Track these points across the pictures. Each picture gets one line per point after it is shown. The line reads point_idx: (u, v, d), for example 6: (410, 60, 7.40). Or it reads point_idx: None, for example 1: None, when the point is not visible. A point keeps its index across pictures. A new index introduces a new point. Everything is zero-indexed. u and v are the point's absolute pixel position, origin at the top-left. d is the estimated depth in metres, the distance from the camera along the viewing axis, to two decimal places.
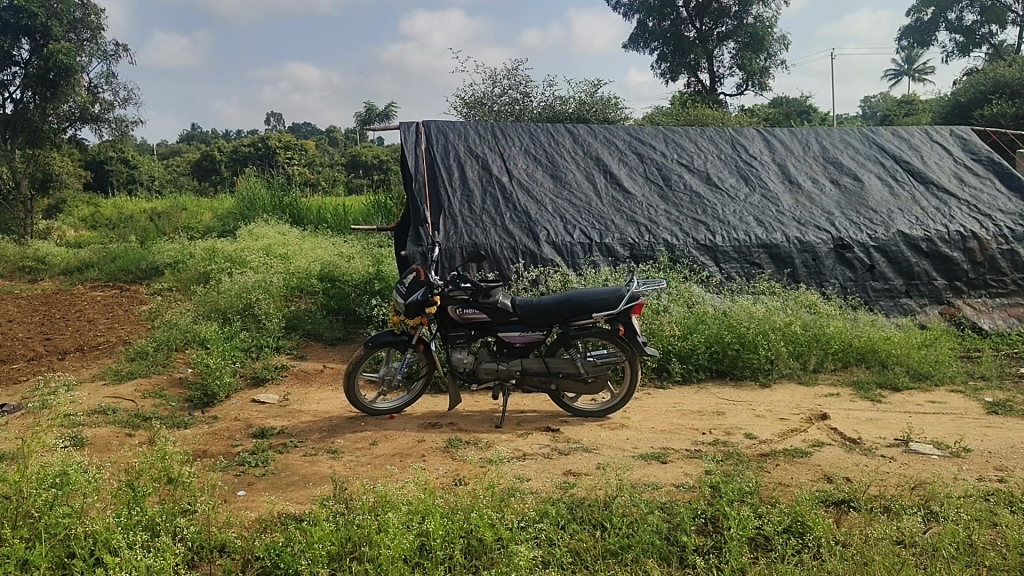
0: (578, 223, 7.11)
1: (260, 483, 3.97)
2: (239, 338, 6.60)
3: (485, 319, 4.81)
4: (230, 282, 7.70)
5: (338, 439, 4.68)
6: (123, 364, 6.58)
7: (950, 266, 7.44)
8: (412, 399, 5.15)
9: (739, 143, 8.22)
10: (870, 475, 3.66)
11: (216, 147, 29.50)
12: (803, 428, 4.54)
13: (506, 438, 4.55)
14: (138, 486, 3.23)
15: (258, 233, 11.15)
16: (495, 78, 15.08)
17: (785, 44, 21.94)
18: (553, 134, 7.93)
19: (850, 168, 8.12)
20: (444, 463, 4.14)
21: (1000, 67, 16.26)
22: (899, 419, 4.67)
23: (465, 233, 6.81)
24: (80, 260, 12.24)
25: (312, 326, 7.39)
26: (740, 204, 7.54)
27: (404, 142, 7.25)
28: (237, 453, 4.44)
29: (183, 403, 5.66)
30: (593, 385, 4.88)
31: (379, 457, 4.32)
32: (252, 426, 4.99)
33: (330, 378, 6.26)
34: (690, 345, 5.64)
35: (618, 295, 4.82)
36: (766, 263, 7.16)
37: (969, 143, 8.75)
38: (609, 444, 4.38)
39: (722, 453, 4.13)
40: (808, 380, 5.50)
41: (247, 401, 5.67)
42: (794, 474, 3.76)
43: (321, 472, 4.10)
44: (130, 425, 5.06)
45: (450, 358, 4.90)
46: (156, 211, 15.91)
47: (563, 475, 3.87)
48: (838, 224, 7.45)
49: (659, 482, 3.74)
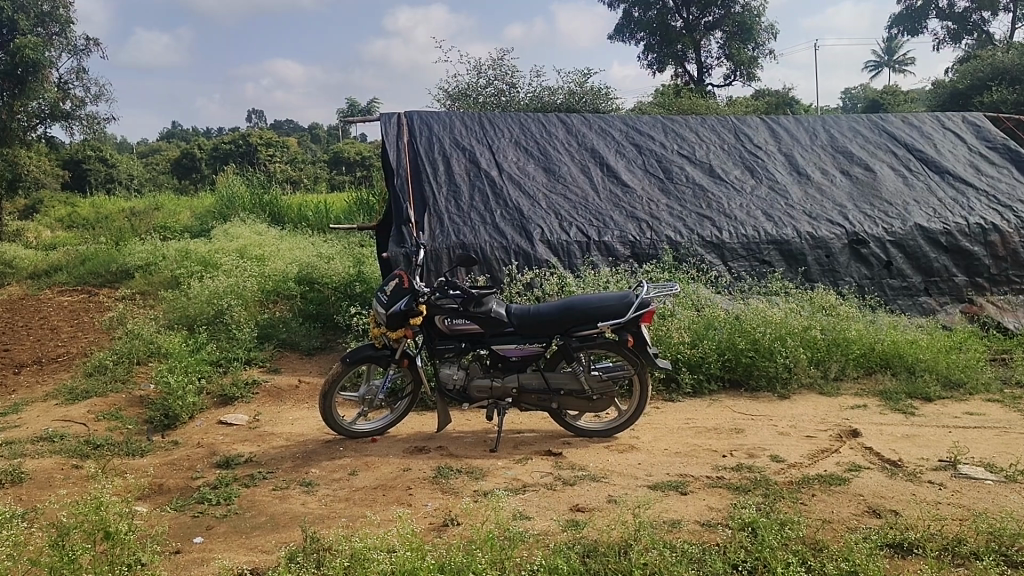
0: (574, 220, 6.60)
1: (221, 527, 3.45)
2: (207, 351, 6.04)
3: (476, 330, 4.27)
4: (200, 287, 7.13)
5: (313, 469, 4.14)
6: (80, 380, 6.01)
7: (971, 261, 7.01)
8: (395, 419, 4.62)
9: (742, 132, 7.75)
10: (924, 512, 3.21)
11: (194, 144, 28.67)
12: (834, 447, 4.07)
13: (503, 465, 4.04)
14: (68, 546, 2.71)
15: (234, 233, 10.53)
16: (479, 70, 14.51)
17: (773, 33, 21.52)
18: (544, 124, 7.41)
19: (861, 157, 7.67)
20: (433, 498, 3.63)
21: (995, 54, 15.97)
22: (938, 434, 4.21)
23: (453, 233, 6.28)
24: (49, 263, 11.58)
25: (286, 334, 6.81)
26: (746, 197, 7.07)
27: (385, 134, 6.72)
28: (196, 489, 3.91)
29: (142, 426, 5.10)
30: (599, 403, 4.38)
31: (358, 492, 3.79)
32: (217, 454, 4.44)
33: (306, 394, 5.72)
34: (701, 353, 5.16)
35: (627, 301, 4.29)
36: (776, 261, 6.71)
37: (982, 130, 8.31)
38: (619, 471, 3.89)
39: (748, 481, 3.65)
40: (830, 391, 5.04)
41: (213, 422, 5.11)
42: (834, 507, 3.30)
43: (291, 512, 3.58)
44: (79, 455, 4.50)
45: (438, 374, 4.36)
46: (130, 211, 15.23)
47: (571, 512, 3.38)
48: (852, 218, 6.99)
49: (682, 519, 3.26)
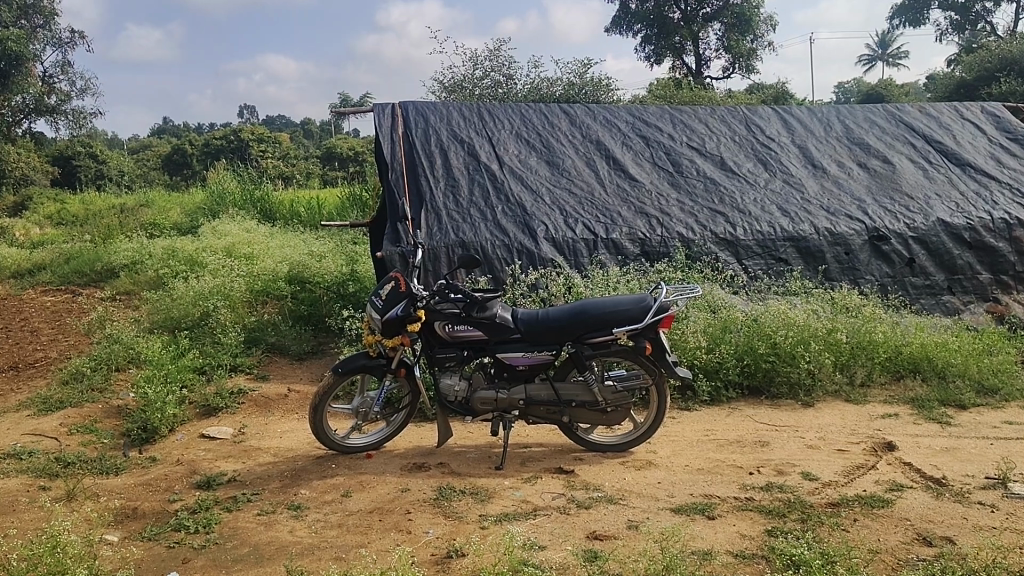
0: (580, 216, 6.25)
1: (199, 560, 3.10)
2: (189, 357, 5.67)
3: (480, 338, 3.91)
4: (184, 288, 6.76)
5: (303, 489, 3.79)
6: (54, 389, 5.63)
7: (997, 258, 6.71)
8: (392, 433, 4.28)
9: (753, 123, 7.41)
10: (983, 540, 2.87)
11: (184, 139, 28.19)
12: (870, 463, 3.75)
13: (510, 484, 3.69)
14: None
15: (222, 230, 10.15)
16: (476, 60, 14.12)
17: (771, 25, 21.23)
18: (546, 115, 7.05)
19: (878, 149, 7.34)
20: (435, 525, 3.28)
21: (1002, 45, 15.73)
22: (980, 447, 3.90)
23: (452, 230, 5.93)
24: (32, 262, 11.13)
25: (275, 338, 6.44)
26: (760, 191, 6.74)
27: (379, 126, 6.36)
28: (173, 514, 3.55)
29: (118, 440, 4.73)
30: (613, 416, 4.05)
31: (352, 517, 3.44)
32: (198, 473, 4.08)
33: (296, 403, 5.37)
34: (718, 358, 4.84)
35: (644, 306, 3.95)
36: (793, 259, 6.39)
37: (1002, 121, 8.00)
38: (638, 491, 3.56)
39: (781, 503, 3.31)
40: (856, 398, 4.74)
41: (195, 436, 4.75)
42: (881, 535, 2.97)
43: (278, 541, 3.23)
44: (47, 474, 4.14)
45: (438, 385, 4.01)
46: (119, 208, 14.80)
47: (589, 541, 3.04)
48: (872, 212, 6.67)
49: (712, 549, 2.91)
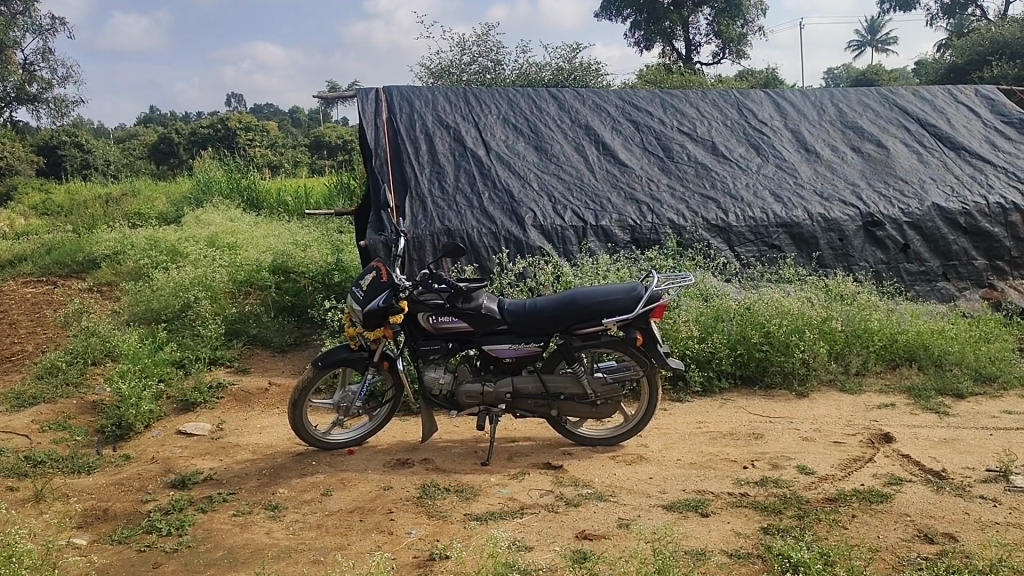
0: (569, 203, 6.11)
1: (170, 564, 2.95)
2: (167, 350, 5.50)
3: (465, 330, 3.77)
4: (163, 279, 6.56)
5: (281, 488, 3.64)
6: (27, 383, 5.44)
7: (992, 243, 6.62)
8: (375, 428, 4.12)
9: (746, 106, 7.27)
10: (987, 538, 2.76)
11: (170, 128, 27.77)
12: (867, 455, 3.64)
13: (496, 481, 3.56)
14: None
15: (206, 220, 9.93)
16: (464, 45, 13.89)
17: (761, 10, 21.03)
18: (534, 99, 6.88)
19: (872, 133, 7.22)
20: (418, 525, 3.15)
21: (995, 28, 15.58)
22: (980, 438, 3.80)
23: (437, 218, 5.77)
24: (13, 253, 10.88)
25: (257, 330, 6.28)
26: (752, 176, 6.60)
27: (362, 111, 6.18)
28: (144, 516, 3.40)
29: (92, 437, 4.57)
30: (604, 408, 3.92)
31: (331, 518, 3.30)
32: (173, 471, 3.93)
33: (278, 397, 5.22)
34: (711, 349, 4.71)
35: (634, 295, 3.81)
36: (786, 246, 6.28)
37: (997, 104, 7.89)
38: (629, 487, 3.43)
39: (776, 499, 3.20)
40: (852, 388, 4.64)
41: (172, 433, 4.59)
42: (880, 532, 2.86)
43: (253, 544, 3.08)
44: (16, 474, 3.97)
45: (422, 379, 3.85)
46: (103, 197, 14.52)
47: (578, 542, 2.91)
48: (866, 198, 6.55)
49: (706, 549, 2.78)
